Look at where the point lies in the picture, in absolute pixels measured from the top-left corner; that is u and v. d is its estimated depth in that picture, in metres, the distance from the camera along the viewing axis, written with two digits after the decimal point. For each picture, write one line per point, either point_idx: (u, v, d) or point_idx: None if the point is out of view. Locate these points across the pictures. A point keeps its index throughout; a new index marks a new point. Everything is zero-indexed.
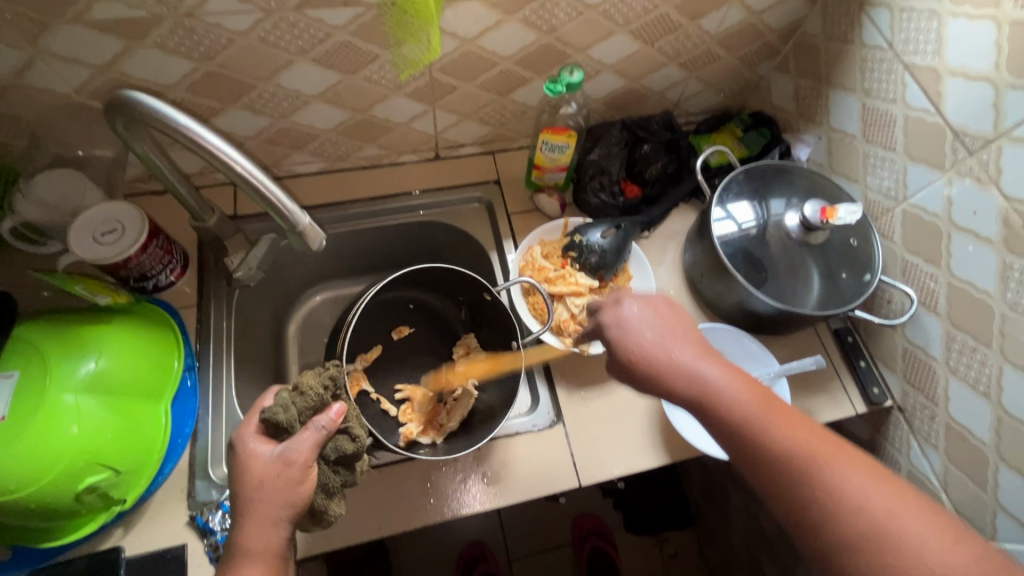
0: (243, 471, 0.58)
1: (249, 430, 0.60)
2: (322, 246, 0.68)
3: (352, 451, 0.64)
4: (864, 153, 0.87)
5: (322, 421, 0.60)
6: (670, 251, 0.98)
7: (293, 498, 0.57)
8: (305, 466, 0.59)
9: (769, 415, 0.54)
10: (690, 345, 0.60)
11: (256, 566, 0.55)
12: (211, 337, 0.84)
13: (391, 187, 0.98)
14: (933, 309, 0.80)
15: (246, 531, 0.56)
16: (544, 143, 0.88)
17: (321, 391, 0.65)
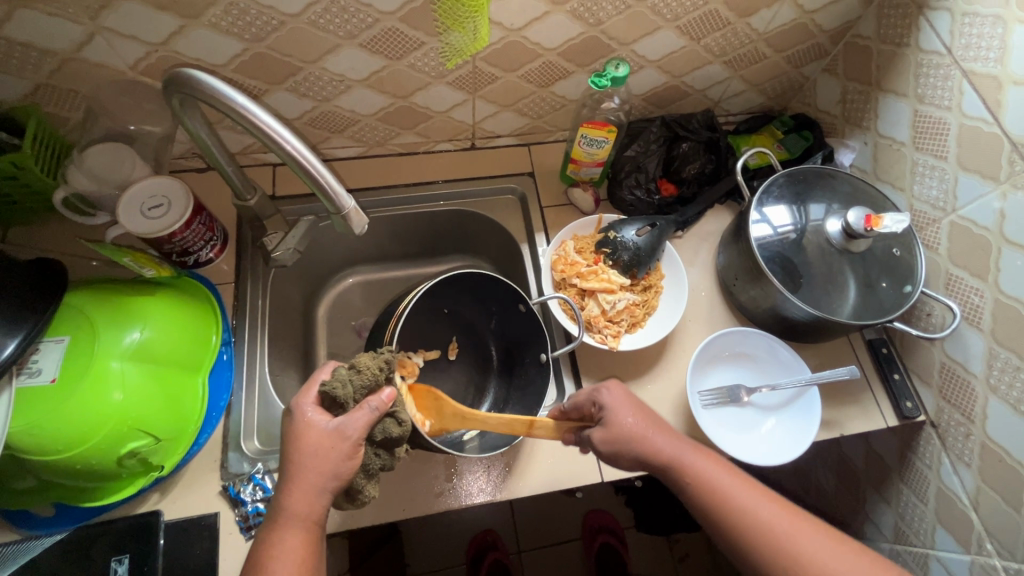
0: (299, 439, 0.60)
1: (307, 399, 0.63)
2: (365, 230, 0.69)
3: (398, 434, 0.65)
4: (912, 161, 0.85)
5: (376, 402, 0.63)
6: (703, 251, 0.97)
7: (340, 471, 0.60)
8: (356, 443, 0.62)
9: (741, 497, 0.64)
10: (666, 437, 0.68)
11: (295, 532, 0.58)
12: (247, 314, 0.86)
13: (426, 174, 0.99)
14: (976, 325, 0.77)
15: (290, 497, 0.59)
16: (583, 137, 0.87)
17: (377, 372, 0.66)
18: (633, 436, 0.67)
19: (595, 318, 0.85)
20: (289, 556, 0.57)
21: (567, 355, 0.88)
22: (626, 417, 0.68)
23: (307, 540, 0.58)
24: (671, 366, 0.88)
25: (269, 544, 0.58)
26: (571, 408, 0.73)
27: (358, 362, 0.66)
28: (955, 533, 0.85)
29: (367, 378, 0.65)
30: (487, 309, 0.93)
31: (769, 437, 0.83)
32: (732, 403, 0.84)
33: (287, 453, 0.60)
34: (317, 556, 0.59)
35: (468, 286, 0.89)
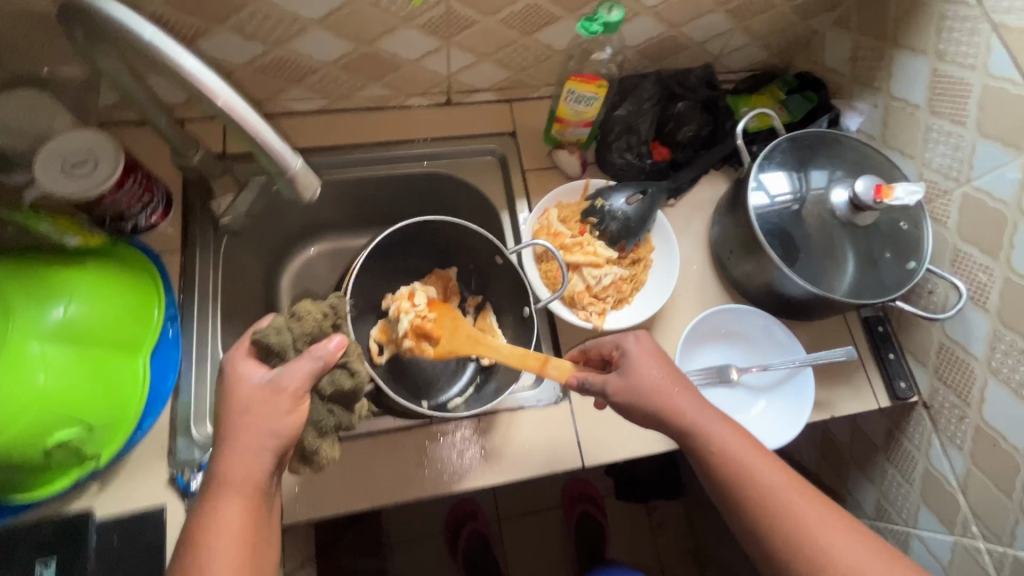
0: (230, 395, 0.55)
1: (239, 354, 0.58)
2: (316, 195, 0.60)
3: (350, 387, 0.63)
4: (925, 126, 0.78)
5: (322, 352, 0.58)
6: (696, 221, 0.90)
7: (278, 426, 0.54)
8: (297, 395, 0.56)
9: (749, 455, 0.61)
10: (684, 393, 0.64)
11: (234, 501, 0.51)
12: (195, 286, 0.78)
13: (398, 132, 0.90)
14: (981, 305, 0.73)
15: (225, 461, 0.52)
16: (570, 92, 0.79)
17: (319, 320, 0.65)
18: (651, 387, 0.64)
19: (579, 295, 0.79)
20: (225, 527, 0.50)
21: (547, 330, 0.82)
22: (649, 369, 0.65)
23: (247, 511, 0.52)
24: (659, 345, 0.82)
25: (201, 516, 0.51)
26: (593, 348, 0.71)
27: (300, 312, 0.64)
28: (940, 514, 0.83)
29: (310, 326, 0.63)
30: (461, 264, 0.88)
31: (758, 420, 0.79)
32: (721, 385, 0.79)
33: (219, 423, 0.54)
34: (259, 528, 0.53)
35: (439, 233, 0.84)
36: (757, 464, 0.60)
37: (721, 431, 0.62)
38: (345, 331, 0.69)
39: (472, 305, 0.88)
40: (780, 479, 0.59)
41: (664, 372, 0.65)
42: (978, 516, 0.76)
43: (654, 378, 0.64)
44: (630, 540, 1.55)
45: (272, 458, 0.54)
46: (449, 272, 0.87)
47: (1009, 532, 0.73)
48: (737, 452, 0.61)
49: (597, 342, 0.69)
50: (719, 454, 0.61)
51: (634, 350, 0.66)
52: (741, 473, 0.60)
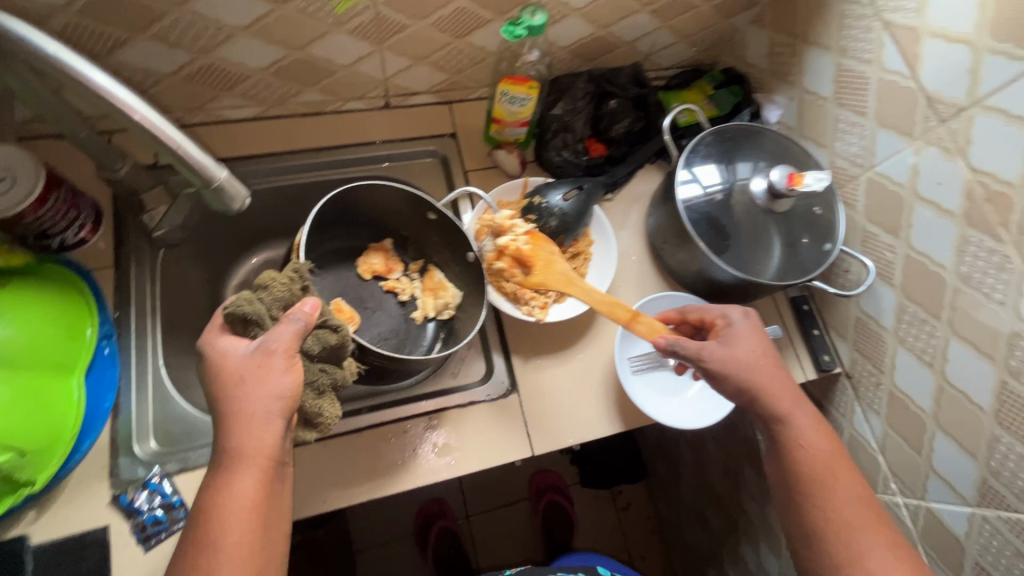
0: (219, 369, 0.53)
1: (214, 335, 0.56)
2: (246, 204, 0.60)
3: (337, 342, 0.62)
4: (834, 117, 0.84)
5: (300, 314, 0.56)
6: (634, 214, 0.94)
7: (279, 389, 0.52)
8: (289, 354, 0.54)
9: (835, 472, 0.64)
10: (790, 394, 0.67)
11: (248, 473, 0.50)
12: (132, 302, 0.76)
13: (337, 137, 0.90)
14: (888, 280, 0.79)
15: (231, 433, 0.51)
16: (504, 94, 0.82)
17: (288, 285, 0.63)
18: (748, 368, 0.66)
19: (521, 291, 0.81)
20: (239, 501, 0.49)
21: (494, 327, 0.85)
22: (746, 350, 0.67)
23: (261, 482, 0.51)
24: (600, 334, 0.86)
25: (220, 484, 0.50)
26: (692, 312, 0.74)
27: (266, 281, 0.62)
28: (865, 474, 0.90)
29: (280, 293, 0.62)
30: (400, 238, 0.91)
31: (694, 401, 0.84)
32: (660, 368, 0.84)
33: (216, 403, 0.52)
34: (272, 499, 0.52)
35: (377, 209, 0.85)
36: (835, 481, 0.64)
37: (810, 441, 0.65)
38: (314, 293, 0.67)
39: (414, 269, 0.91)
40: (852, 500, 0.62)
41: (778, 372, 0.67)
42: (895, 473, 0.83)
43: (762, 370, 0.67)
44: (597, 525, 1.60)
45: (281, 423, 0.52)
46: (384, 244, 0.90)
47: (921, 486, 0.80)
48: (821, 465, 0.64)
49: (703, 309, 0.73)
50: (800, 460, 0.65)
51: (746, 330, 0.69)
52: (815, 483, 0.64)
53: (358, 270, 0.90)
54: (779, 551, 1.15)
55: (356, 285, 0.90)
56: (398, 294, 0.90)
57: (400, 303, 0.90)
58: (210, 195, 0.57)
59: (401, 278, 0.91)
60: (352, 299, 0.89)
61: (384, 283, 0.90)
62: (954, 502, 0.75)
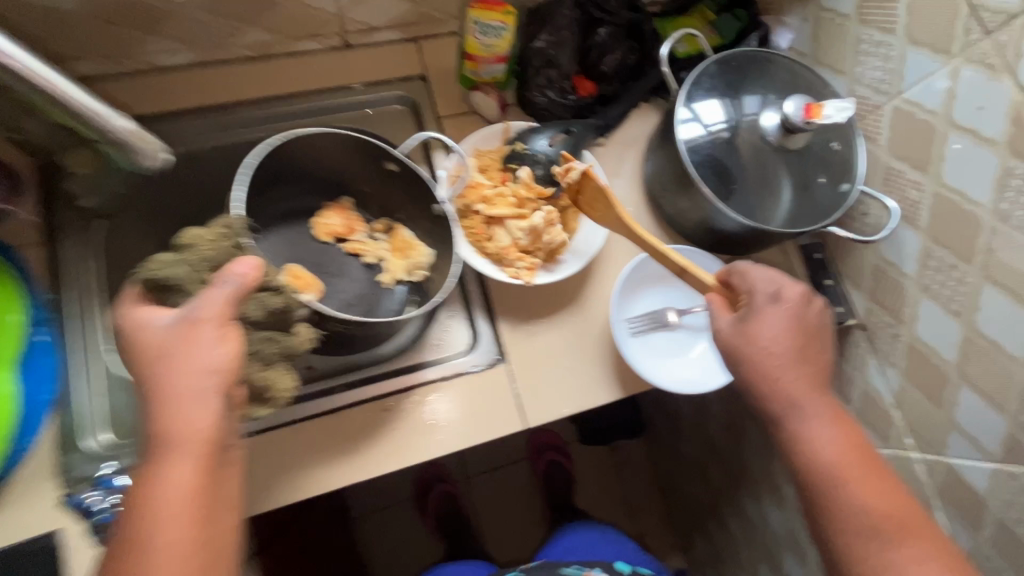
0: (140, 343, 0.48)
1: (131, 307, 0.50)
2: (168, 162, 0.55)
3: (282, 307, 0.55)
4: (856, 38, 0.74)
5: (233, 276, 0.49)
6: (629, 160, 0.84)
7: (210, 364, 0.46)
8: (223, 321, 0.48)
9: (862, 474, 0.57)
10: (805, 384, 0.60)
11: (183, 461, 0.44)
12: (67, 282, 0.67)
13: (290, 84, 0.79)
14: (913, 223, 0.71)
15: (161, 417, 0.46)
16: (476, 23, 0.72)
17: (217, 244, 0.54)
18: (761, 353, 0.60)
19: (507, 250, 0.73)
20: (171, 497, 0.44)
21: (478, 292, 0.77)
22: (764, 333, 0.61)
23: (200, 475, 0.45)
24: (596, 295, 0.78)
25: (146, 480, 0.44)
26: (737, 280, 0.64)
27: (190, 239, 0.54)
28: (876, 429, 0.84)
29: (210, 252, 0.53)
30: (361, 194, 0.79)
31: (699, 361, 0.77)
32: (661, 328, 0.77)
33: (142, 383, 0.47)
34: (217, 489, 0.47)
35: (329, 164, 0.75)
36: (862, 484, 0.56)
37: (824, 438, 0.58)
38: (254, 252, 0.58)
39: (379, 228, 0.79)
40: (881, 504, 0.55)
41: (799, 359, 0.61)
42: (912, 429, 0.78)
43: (773, 359, 0.60)
44: (597, 482, 1.58)
45: (219, 401, 0.47)
46: (343, 200, 0.78)
47: (940, 441, 0.75)
48: (843, 465, 0.57)
49: (737, 272, 0.65)
50: (813, 459, 0.58)
51: (777, 307, 0.62)
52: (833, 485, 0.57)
53: (313, 232, 0.77)
54: (783, 505, 1.13)
55: (313, 249, 0.77)
56: (364, 258, 0.77)
57: (366, 268, 0.77)
58: (113, 150, 0.50)
59: (365, 239, 0.78)
60: (309, 264, 0.76)
61: (346, 246, 0.77)
62: (976, 461, 0.70)
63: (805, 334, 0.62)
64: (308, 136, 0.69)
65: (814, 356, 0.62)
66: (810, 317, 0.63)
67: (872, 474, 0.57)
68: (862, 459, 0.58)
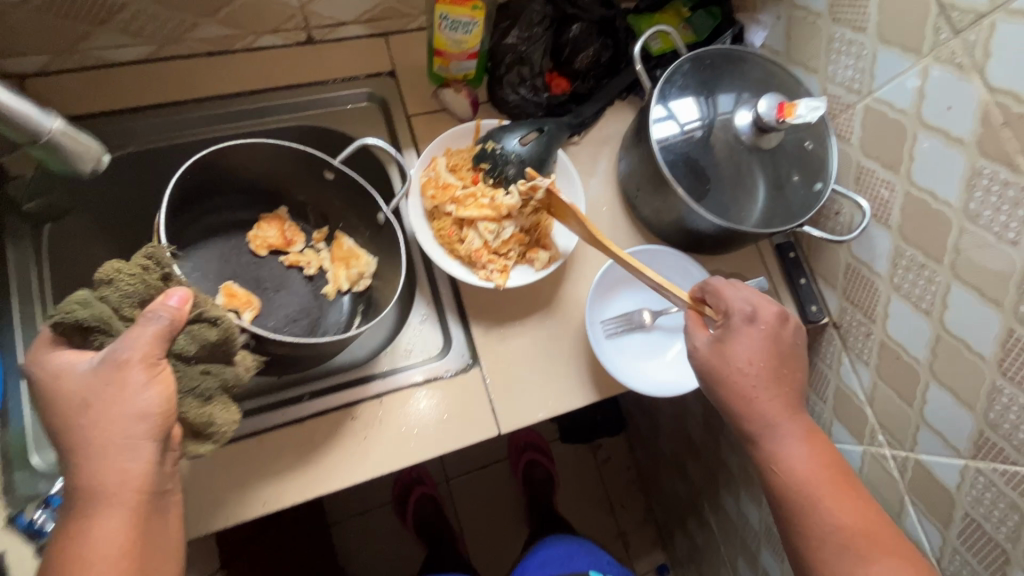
0: (55, 395, 0.44)
1: (44, 353, 0.46)
2: (104, 164, 0.48)
3: (218, 338, 0.52)
4: (828, 36, 0.73)
5: (162, 309, 0.46)
6: (604, 159, 0.83)
7: (140, 407, 0.44)
8: (149, 363, 0.45)
9: (831, 493, 0.57)
10: (775, 403, 0.60)
11: (113, 512, 0.43)
12: (13, 290, 0.64)
13: (252, 80, 0.75)
14: (884, 222, 0.72)
15: (83, 468, 0.43)
16: (443, 17, 0.69)
17: (139, 276, 0.52)
18: (733, 377, 0.60)
19: (477, 253, 0.71)
20: (103, 548, 0.42)
21: (450, 295, 0.75)
22: (737, 354, 0.61)
23: (133, 523, 0.43)
24: (570, 297, 0.77)
25: (73, 534, 0.42)
26: (715, 301, 0.65)
27: (109, 274, 0.50)
28: (851, 427, 0.84)
29: (129, 288, 0.50)
30: (297, 205, 0.79)
31: (675, 363, 0.77)
32: (636, 330, 0.76)
33: (59, 434, 0.44)
34: (151, 538, 0.45)
35: (273, 176, 0.75)
36: (832, 503, 0.57)
37: (798, 456, 0.59)
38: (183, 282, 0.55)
39: (318, 239, 0.79)
40: (852, 524, 0.55)
41: (776, 377, 0.61)
42: (884, 427, 0.79)
43: (747, 378, 0.60)
44: (578, 480, 1.58)
45: (153, 447, 0.44)
46: (279, 212, 0.78)
47: (911, 439, 0.75)
48: (818, 483, 0.57)
49: (715, 290, 0.65)
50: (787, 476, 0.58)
51: (753, 328, 0.62)
52: (808, 502, 0.57)
53: (250, 246, 0.77)
54: (759, 500, 1.14)
55: (247, 264, 0.77)
56: (304, 269, 0.78)
57: (307, 279, 0.78)
58: (43, 153, 0.44)
59: (304, 250, 0.79)
60: (246, 281, 0.76)
61: (285, 258, 0.78)
62: (946, 457, 0.71)
63: (780, 354, 0.61)
64: (237, 146, 0.68)
65: (790, 373, 0.62)
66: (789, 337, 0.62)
67: (846, 492, 0.57)
68: (836, 476, 0.58)
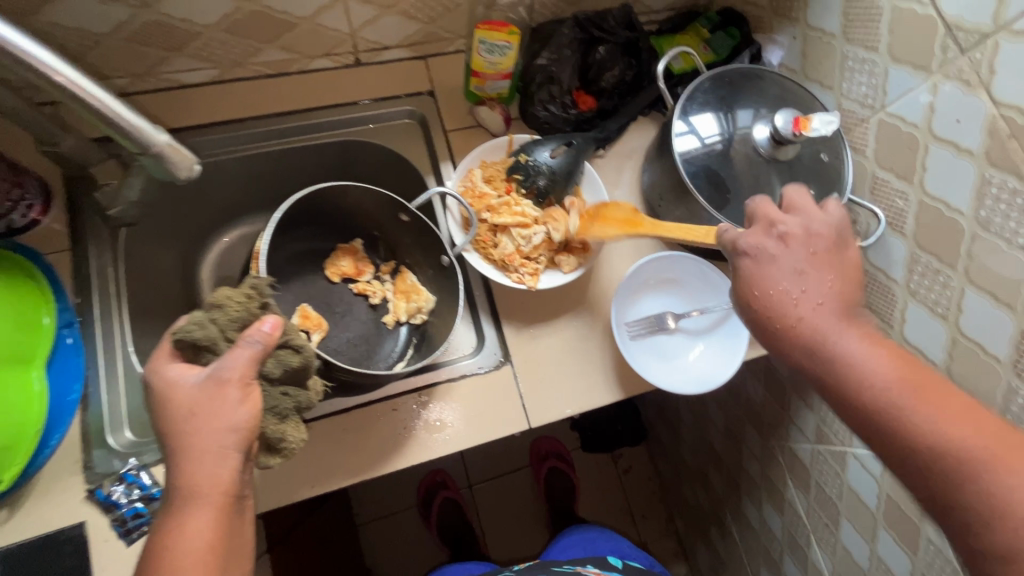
0: (168, 401, 0.51)
1: (163, 363, 0.54)
2: (193, 172, 0.57)
3: (299, 364, 0.58)
4: (842, 56, 0.78)
5: (258, 335, 0.53)
6: (627, 171, 0.88)
7: (235, 421, 0.50)
8: (244, 383, 0.52)
9: (926, 399, 0.46)
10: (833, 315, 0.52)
11: (202, 512, 0.48)
12: (93, 287, 0.71)
13: (305, 99, 0.83)
14: (899, 230, 0.75)
15: (185, 468, 0.49)
16: (481, 42, 0.75)
17: (245, 303, 0.58)
18: (776, 305, 0.54)
19: (510, 257, 0.76)
20: (193, 542, 0.47)
21: (483, 297, 0.80)
22: (779, 281, 0.54)
23: (219, 517, 0.49)
24: (596, 300, 0.82)
25: (170, 527, 0.48)
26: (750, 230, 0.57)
27: (220, 299, 0.57)
28: None
29: (236, 312, 0.57)
30: (371, 239, 0.88)
31: (697, 364, 0.80)
32: (659, 332, 0.80)
33: (164, 432, 0.51)
34: (232, 536, 0.50)
35: (337, 209, 0.83)
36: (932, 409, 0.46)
37: (865, 357, 0.49)
38: (274, 309, 0.62)
39: (385, 271, 0.87)
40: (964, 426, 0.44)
41: (823, 284, 0.54)
42: None
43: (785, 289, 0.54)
44: (598, 488, 1.60)
45: (238, 457, 0.50)
46: (354, 244, 0.87)
47: None
48: (902, 384, 0.47)
49: (757, 207, 0.60)
50: (860, 383, 0.48)
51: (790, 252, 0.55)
52: (897, 410, 0.47)
53: (327, 274, 0.87)
54: (781, 508, 1.15)
55: (318, 286, 0.86)
56: (370, 298, 0.87)
57: (372, 306, 0.87)
58: (151, 160, 0.53)
59: (372, 280, 0.87)
60: (314, 301, 0.85)
61: (354, 287, 0.87)
62: None
63: (825, 272, 0.55)
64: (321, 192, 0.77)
65: (838, 281, 0.55)
66: (827, 245, 0.57)
67: (942, 393, 0.47)
68: (923, 376, 0.48)
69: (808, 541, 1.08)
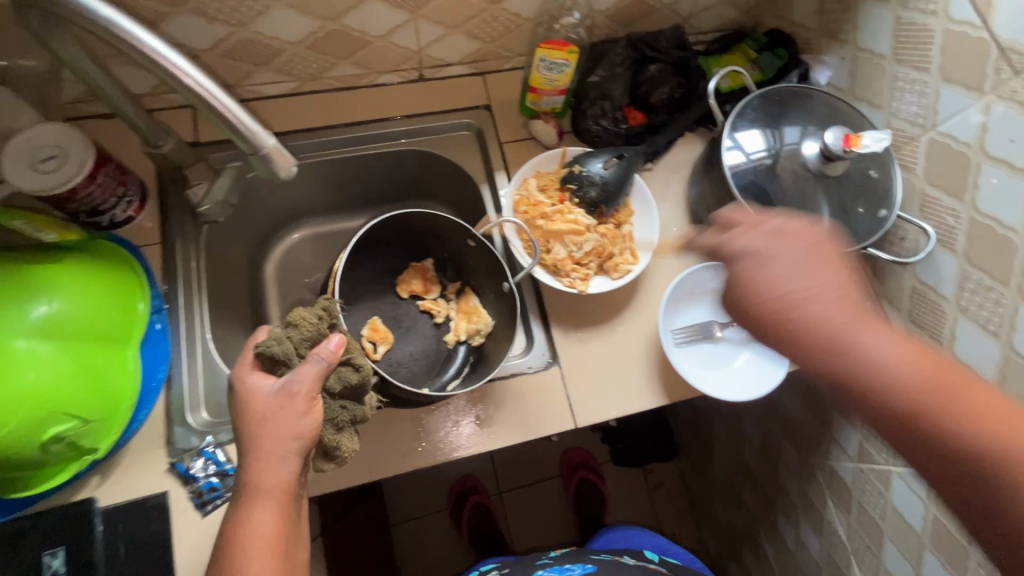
0: (244, 408, 0.55)
1: (245, 368, 0.58)
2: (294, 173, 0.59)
3: (358, 381, 0.63)
4: (892, 76, 0.80)
5: (323, 353, 0.57)
6: (674, 184, 0.91)
7: (299, 430, 0.55)
8: (310, 397, 0.56)
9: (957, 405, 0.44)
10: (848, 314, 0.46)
11: (263, 506, 0.53)
12: (179, 277, 0.77)
13: (371, 111, 0.89)
14: (950, 247, 0.75)
15: (254, 467, 0.53)
16: (542, 60, 0.80)
17: (316, 324, 0.64)
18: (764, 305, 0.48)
19: (562, 262, 0.80)
20: (259, 533, 0.52)
21: (534, 301, 0.84)
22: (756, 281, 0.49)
23: (281, 520, 0.53)
24: (641, 307, 0.84)
25: (238, 518, 0.52)
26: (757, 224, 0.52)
27: (296, 319, 0.63)
28: None
29: (309, 331, 0.62)
30: (441, 259, 0.92)
31: (743, 370, 0.81)
32: (704, 340, 0.82)
33: (239, 429, 0.55)
34: (291, 534, 0.54)
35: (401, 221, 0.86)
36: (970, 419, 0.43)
37: (890, 364, 0.45)
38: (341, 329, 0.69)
39: (451, 290, 0.92)
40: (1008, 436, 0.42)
41: (802, 287, 0.47)
42: None
43: (798, 296, 0.47)
44: (629, 502, 1.59)
45: (297, 462, 0.55)
46: (425, 264, 0.92)
47: None
48: (941, 392, 0.44)
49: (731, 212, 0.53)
50: (913, 408, 0.44)
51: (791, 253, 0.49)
52: (960, 433, 0.43)
53: (397, 289, 0.92)
54: (820, 529, 1.13)
55: (374, 286, 0.91)
56: (435, 316, 0.91)
57: (437, 324, 0.91)
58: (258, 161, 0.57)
59: (438, 299, 0.92)
60: (371, 299, 0.90)
61: (422, 303, 0.92)
62: None
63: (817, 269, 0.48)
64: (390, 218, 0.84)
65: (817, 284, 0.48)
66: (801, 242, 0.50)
67: (971, 391, 0.44)
68: (955, 378, 0.45)
69: (848, 562, 1.07)
